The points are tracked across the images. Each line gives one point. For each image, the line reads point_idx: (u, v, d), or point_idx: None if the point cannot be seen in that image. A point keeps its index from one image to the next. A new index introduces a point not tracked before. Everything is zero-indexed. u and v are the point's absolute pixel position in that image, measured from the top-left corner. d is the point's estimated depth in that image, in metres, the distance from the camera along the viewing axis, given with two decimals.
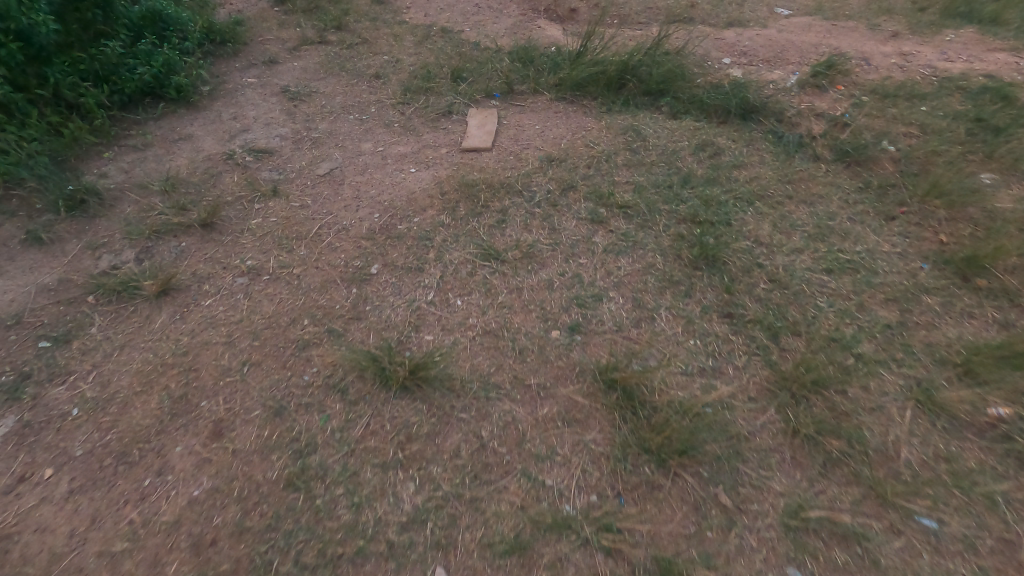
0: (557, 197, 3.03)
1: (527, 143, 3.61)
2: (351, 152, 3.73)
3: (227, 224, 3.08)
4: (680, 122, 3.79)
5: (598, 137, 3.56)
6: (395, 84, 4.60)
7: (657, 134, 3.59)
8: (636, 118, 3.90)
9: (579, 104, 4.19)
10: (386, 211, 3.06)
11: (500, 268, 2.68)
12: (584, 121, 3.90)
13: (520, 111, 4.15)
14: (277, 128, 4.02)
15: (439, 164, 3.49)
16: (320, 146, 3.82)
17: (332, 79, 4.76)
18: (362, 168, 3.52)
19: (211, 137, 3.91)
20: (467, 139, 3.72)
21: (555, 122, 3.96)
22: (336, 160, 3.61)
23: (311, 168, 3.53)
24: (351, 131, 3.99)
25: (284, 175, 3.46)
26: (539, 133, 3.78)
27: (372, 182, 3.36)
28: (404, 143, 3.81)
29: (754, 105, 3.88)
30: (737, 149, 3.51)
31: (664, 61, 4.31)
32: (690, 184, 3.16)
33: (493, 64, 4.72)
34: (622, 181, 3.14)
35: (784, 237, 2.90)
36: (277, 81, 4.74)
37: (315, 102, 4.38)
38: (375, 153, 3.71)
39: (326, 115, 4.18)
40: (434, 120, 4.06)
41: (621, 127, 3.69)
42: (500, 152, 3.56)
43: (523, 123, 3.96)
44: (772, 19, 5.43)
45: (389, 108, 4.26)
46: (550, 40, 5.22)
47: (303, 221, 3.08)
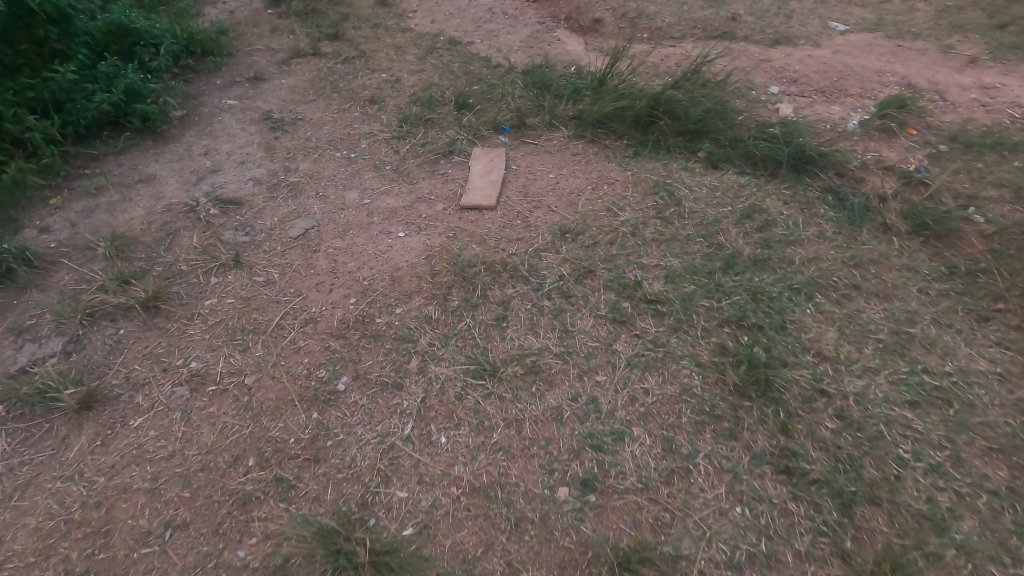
0: (571, 285, 2.49)
1: (537, 202, 3.07)
2: (333, 202, 3.20)
3: (176, 305, 2.58)
4: (720, 175, 3.20)
5: (622, 198, 2.99)
6: (392, 111, 4.04)
7: (694, 193, 3.00)
8: (668, 168, 3.32)
9: (601, 144, 3.61)
10: (365, 296, 2.55)
11: (497, 389, 2.15)
12: (606, 172, 3.33)
13: (532, 153, 3.59)
14: (253, 167, 3.51)
15: (433, 227, 2.95)
16: (298, 193, 3.29)
17: (322, 102, 4.22)
18: (343, 228, 2.99)
19: (176, 178, 3.41)
20: (468, 193, 3.17)
21: (572, 170, 3.39)
22: (315, 216, 3.09)
23: (283, 226, 3.02)
24: (336, 174, 3.45)
25: (251, 237, 2.95)
26: (553, 186, 3.22)
27: (352, 251, 2.83)
28: (395, 192, 3.27)
29: (810, 154, 3.26)
30: (791, 217, 2.92)
31: (701, 94, 3.70)
32: (734, 270, 2.59)
33: (505, 89, 4.13)
34: (651, 265, 2.59)
35: (853, 349, 2.32)
36: (260, 104, 4.21)
37: (300, 133, 3.85)
38: (360, 205, 3.17)
39: (310, 151, 3.66)
40: (432, 163, 3.52)
41: (651, 182, 3.10)
42: (505, 213, 3.01)
43: (535, 171, 3.40)
44: (827, 35, 4.74)
45: (382, 144, 3.72)
46: (570, 58, 4.60)
47: (265, 303, 2.56)
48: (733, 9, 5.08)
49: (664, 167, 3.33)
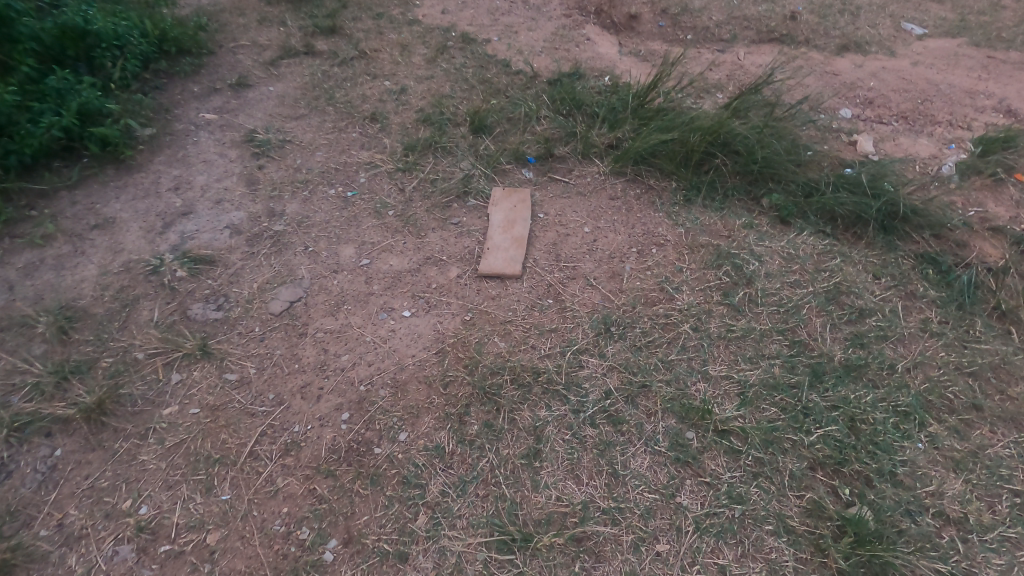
0: (620, 407, 1.98)
1: (572, 271, 2.53)
2: (324, 262, 2.66)
3: (128, 415, 2.08)
4: (793, 237, 2.63)
5: (676, 272, 2.44)
6: (397, 133, 3.46)
7: (765, 266, 2.45)
8: (727, 223, 2.76)
9: (644, 186, 3.04)
10: (361, 411, 2.04)
11: (529, 567, 1.67)
12: (652, 227, 2.77)
13: (562, 196, 3.01)
14: (230, 209, 2.95)
15: (445, 305, 2.42)
16: (283, 247, 2.74)
17: (315, 118, 3.62)
18: (335, 302, 2.47)
19: (139, 223, 2.86)
20: (488, 255, 2.62)
21: (611, 222, 2.83)
22: (302, 282, 2.56)
23: (264, 296, 2.49)
24: (329, 219, 2.90)
25: (224, 313, 2.43)
26: (589, 246, 2.67)
27: (346, 338, 2.32)
28: (400, 248, 2.73)
29: (903, 212, 2.69)
30: (886, 303, 2.37)
31: (765, 125, 3.10)
32: (825, 384, 2.06)
33: (529, 107, 3.52)
34: (720, 375, 2.06)
35: (983, 507, 1.82)
36: (244, 119, 3.62)
37: (289, 161, 3.28)
38: (358, 266, 2.63)
39: (299, 187, 3.10)
40: (444, 207, 2.96)
41: (710, 248, 2.54)
42: (532, 286, 2.47)
43: (567, 222, 2.84)
44: (902, 40, 4.07)
45: (385, 178, 3.15)
46: (602, 65, 3.96)
47: (237, 415, 2.06)
48: (791, 3, 4.38)
49: (723, 222, 2.77)
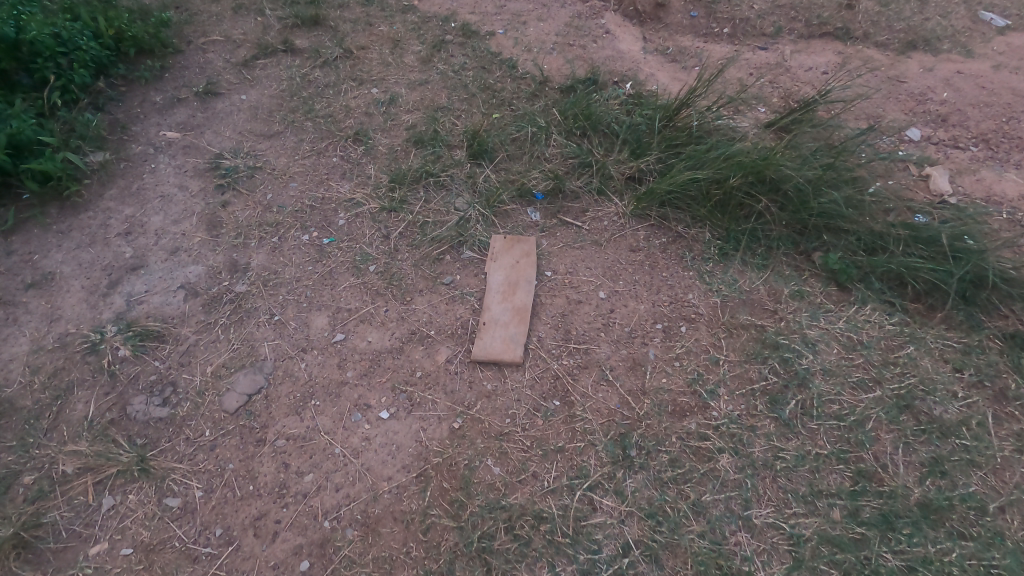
0: (641, 570, 1.58)
1: (584, 358, 2.11)
2: (292, 338, 2.26)
3: (50, 554, 1.76)
4: (855, 314, 2.17)
5: (711, 365, 2.00)
6: (383, 159, 2.98)
7: (821, 360, 2.00)
8: (772, 291, 2.29)
9: (673, 233, 2.56)
10: (324, 561, 1.69)
11: None
12: (681, 293, 2.32)
13: (574, 246, 2.55)
14: (187, 261, 2.54)
15: (431, 403, 2.02)
16: (245, 315, 2.34)
17: (292, 138, 3.15)
18: (302, 395, 2.08)
19: (81, 281, 2.47)
20: (483, 331, 2.19)
21: (631, 285, 2.37)
22: (265, 366, 2.17)
23: (218, 386, 2.11)
24: (299, 276, 2.48)
25: (171, 409, 2.05)
26: (605, 321, 2.24)
27: (312, 448, 1.94)
28: (381, 318, 2.31)
29: (991, 279, 2.20)
30: (973, 409, 1.92)
31: (820, 157, 2.57)
32: (899, 536, 1.64)
33: (537, 126, 3.01)
34: (766, 524, 1.65)
35: None
36: (210, 138, 3.16)
37: (258, 196, 2.84)
38: (331, 344, 2.23)
39: (268, 231, 2.67)
40: (434, 260, 2.51)
41: (753, 332, 2.09)
42: (536, 380, 2.05)
43: (579, 283, 2.38)
44: (980, 35, 3.44)
45: (366, 219, 2.69)
46: (623, 69, 3.41)
47: (177, 561, 1.72)
48: None
49: (767, 288, 2.30)
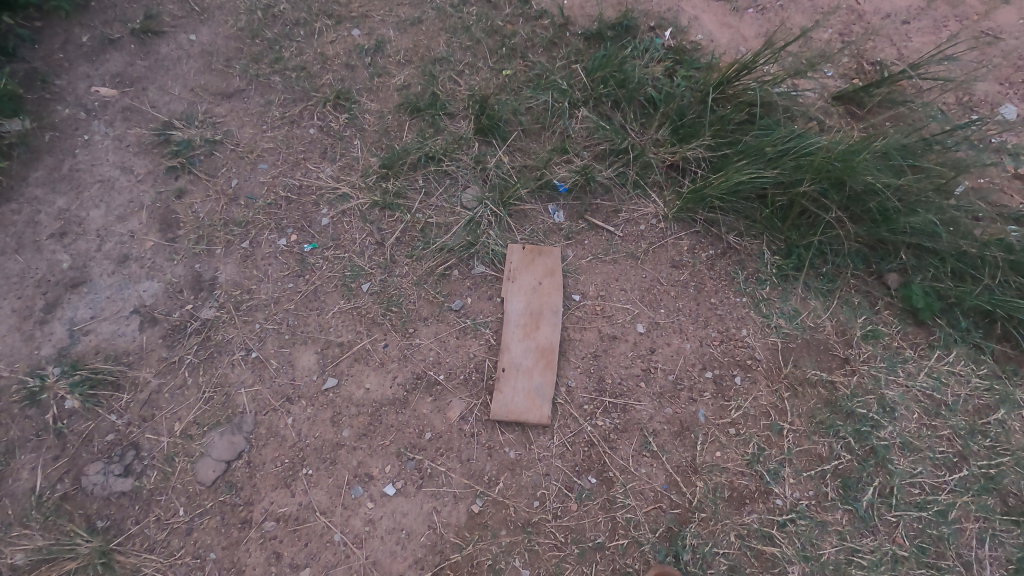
0: None
1: (624, 419, 1.79)
2: (274, 383, 1.90)
3: None
4: (938, 365, 1.85)
5: (773, 435, 1.71)
6: (371, 133, 2.45)
7: (901, 430, 1.71)
8: (841, 328, 1.95)
9: (724, 245, 2.15)
10: None
11: None
12: (733, 329, 1.97)
13: (606, 259, 2.14)
14: (139, 274, 2.10)
15: (444, 476, 1.72)
16: (215, 351, 1.96)
17: (257, 99, 2.56)
18: (291, 461, 1.77)
19: (9, 302, 2.03)
20: (503, 380, 1.85)
21: (674, 315, 2.01)
22: (244, 422, 1.83)
23: (189, 449, 1.78)
24: (278, 297, 2.07)
25: (134, 480, 1.73)
26: (646, 366, 1.90)
27: (307, 533, 1.66)
28: (380, 357, 1.95)
29: None
30: None
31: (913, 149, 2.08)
32: None
33: (558, 92, 2.45)
34: None
35: None
36: (154, 98, 2.55)
37: (221, 182, 2.33)
38: (321, 392, 1.88)
39: (236, 232, 2.20)
40: (440, 277, 2.10)
41: (821, 390, 1.78)
42: (566, 447, 1.75)
43: (613, 313, 2.01)
44: None
45: (355, 218, 2.23)
46: (661, 10, 2.75)
47: None
48: None
49: (835, 324, 1.95)
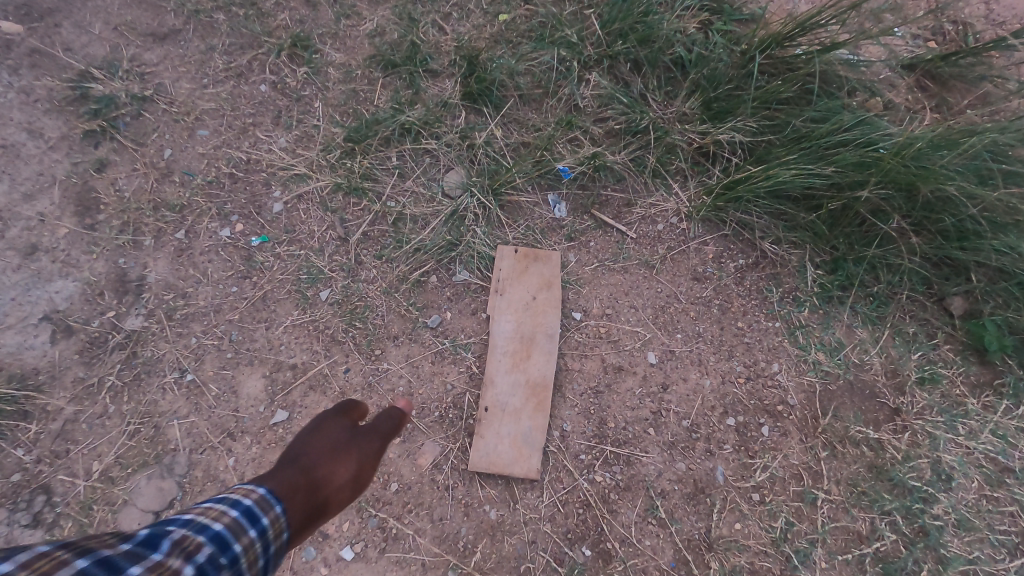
0: None
1: (626, 475, 1.51)
2: (213, 415, 1.60)
3: None
4: (1007, 420, 1.54)
5: (804, 507, 1.45)
6: (335, 94, 2.00)
7: (956, 505, 1.44)
8: (893, 368, 1.62)
9: (758, 254, 1.79)
10: None
11: None
12: (763, 363, 1.64)
13: (615, 268, 1.77)
14: (49, 271, 1.74)
15: (412, 539, 1.47)
16: (142, 372, 1.64)
17: (196, 43, 2.08)
18: None
19: None
20: (485, 423, 1.55)
21: (692, 342, 1.68)
22: (176, 464, 1.54)
23: (110, 496, 1.51)
24: (219, 304, 1.73)
25: (45, 533, 1.48)
26: (656, 407, 1.59)
27: None
28: (340, 385, 1.63)
29: None
30: None
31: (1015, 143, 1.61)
32: None
33: (566, 50, 1.99)
34: None
35: None
36: (68, 37, 2.06)
37: (152, 152, 1.92)
38: (268, 428, 1.59)
39: (169, 218, 1.82)
40: (414, 285, 1.74)
41: (866, 451, 1.49)
42: (558, 509, 1.48)
43: (619, 338, 1.68)
44: None
45: (313, 206, 1.85)
46: None
47: None
48: None
49: (885, 361, 1.63)
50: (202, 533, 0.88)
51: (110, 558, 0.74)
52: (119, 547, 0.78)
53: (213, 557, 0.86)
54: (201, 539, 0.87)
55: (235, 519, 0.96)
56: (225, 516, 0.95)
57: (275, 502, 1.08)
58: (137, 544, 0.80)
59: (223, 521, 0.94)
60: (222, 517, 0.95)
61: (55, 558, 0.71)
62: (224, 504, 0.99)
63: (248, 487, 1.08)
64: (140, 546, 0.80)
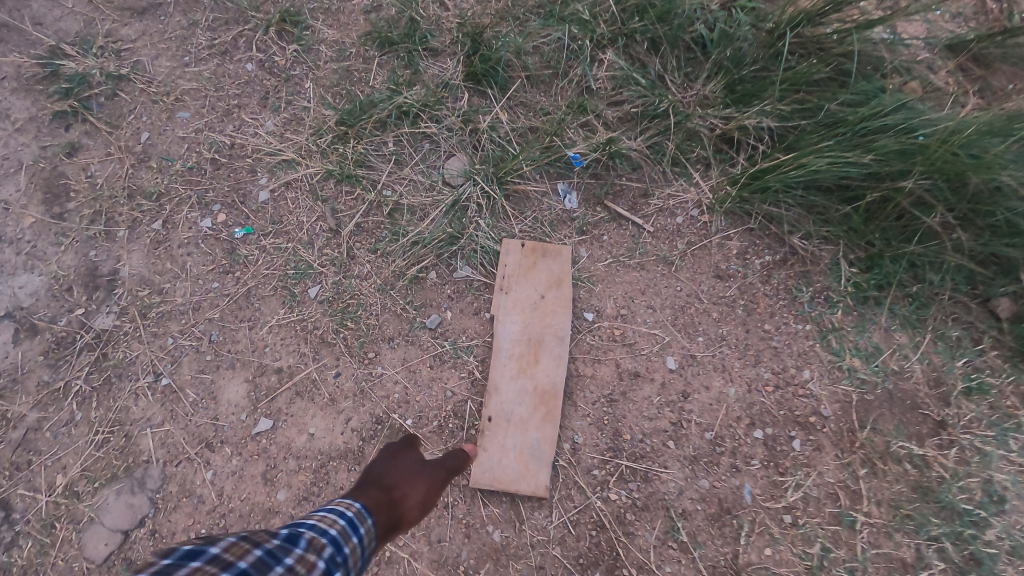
0: None
1: (644, 493, 1.37)
2: (189, 423, 1.46)
3: None
4: None
5: (841, 531, 1.31)
6: (327, 74, 1.84)
7: (1010, 530, 1.30)
8: (936, 376, 1.47)
9: (786, 250, 1.64)
10: None
11: None
12: (793, 370, 1.50)
13: (630, 264, 1.63)
14: (15, 265, 1.61)
15: (408, 562, 1.33)
16: (113, 375, 1.50)
17: (177, 17, 1.91)
18: (209, 532, 1.37)
19: None
20: (489, 434, 1.42)
21: (715, 345, 1.53)
22: (148, 477, 1.41)
23: (75, 513, 1.37)
24: (198, 301, 1.58)
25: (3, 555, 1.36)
26: (676, 418, 1.45)
27: None
28: (329, 391, 1.49)
29: None
30: None
31: None
32: None
33: (578, 27, 1.83)
34: None
35: None
36: (38, 10, 1.90)
37: (127, 136, 1.76)
38: (251, 438, 1.45)
39: (144, 207, 1.67)
40: (411, 281, 1.60)
41: (909, 469, 1.35)
42: (568, 530, 1.35)
43: (635, 341, 1.54)
44: None
45: (302, 194, 1.70)
46: None
47: None
48: None
49: (927, 369, 1.48)
50: (322, 535, 0.87)
51: (255, 560, 0.75)
52: (260, 546, 0.79)
53: (335, 558, 0.85)
54: (322, 543, 0.86)
55: (344, 528, 0.93)
56: (342, 520, 0.95)
57: (368, 516, 1.01)
58: (274, 545, 0.81)
59: (336, 528, 0.92)
60: (336, 520, 0.94)
61: (221, 562, 0.74)
62: (334, 513, 0.96)
63: (345, 501, 1.03)
64: (277, 547, 0.81)
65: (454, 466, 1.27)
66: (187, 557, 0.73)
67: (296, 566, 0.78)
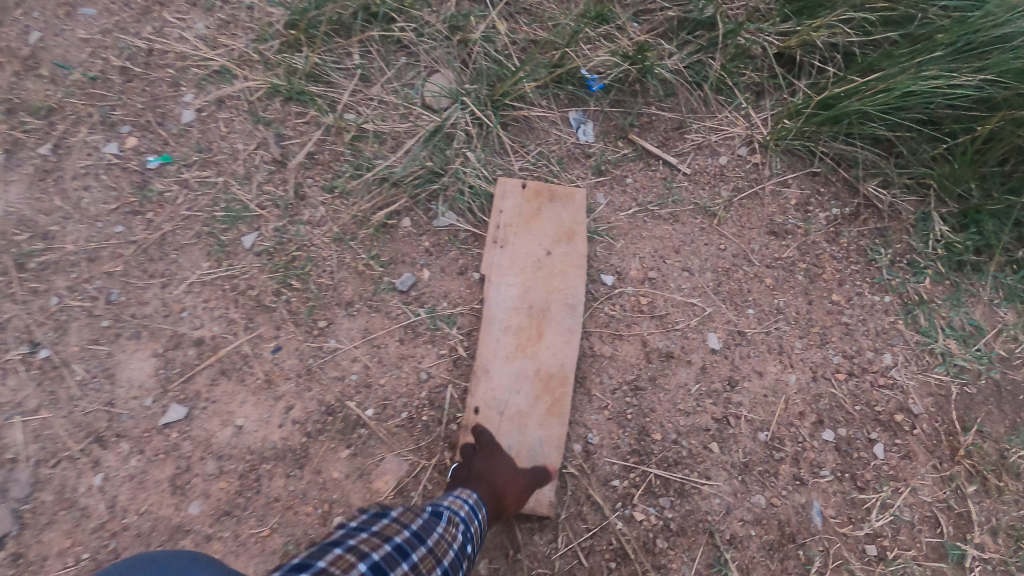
0: None
1: (681, 512, 1.05)
2: (75, 411, 1.09)
3: None
4: None
5: (946, 570, 1.01)
6: None
7: None
8: None
9: (859, 200, 1.29)
10: None
11: None
12: (871, 354, 1.16)
13: (661, 215, 1.27)
14: None
15: None
16: None
17: None
18: (93, 558, 1.01)
19: None
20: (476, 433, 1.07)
21: (770, 320, 1.18)
22: (12, 483, 1.04)
23: None
24: (94, 249, 1.20)
25: None
26: (720, 413, 1.11)
27: None
28: (265, 370, 1.13)
29: None
30: None
31: None
32: None
33: None
34: None
35: None
36: None
37: (10, 34, 1.35)
38: (156, 431, 1.08)
39: (29, 127, 1.27)
40: (378, 229, 1.22)
41: None
42: (579, 560, 1.02)
43: (666, 313, 1.18)
44: None
45: (238, 116, 1.31)
46: None
47: None
48: None
49: None
50: (457, 513, 0.83)
51: (421, 525, 0.75)
52: (419, 513, 0.78)
53: (469, 534, 0.83)
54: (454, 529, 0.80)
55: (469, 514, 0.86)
56: (469, 499, 0.90)
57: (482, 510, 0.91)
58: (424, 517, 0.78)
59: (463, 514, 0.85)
60: (462, 503, 0.88)
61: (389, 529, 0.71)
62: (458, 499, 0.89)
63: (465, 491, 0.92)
64: (429, 517, 0.79)
65: (544, 478, 1.03)
66: (375, 517, 0.74)
67: (446, 537, 0.77)
